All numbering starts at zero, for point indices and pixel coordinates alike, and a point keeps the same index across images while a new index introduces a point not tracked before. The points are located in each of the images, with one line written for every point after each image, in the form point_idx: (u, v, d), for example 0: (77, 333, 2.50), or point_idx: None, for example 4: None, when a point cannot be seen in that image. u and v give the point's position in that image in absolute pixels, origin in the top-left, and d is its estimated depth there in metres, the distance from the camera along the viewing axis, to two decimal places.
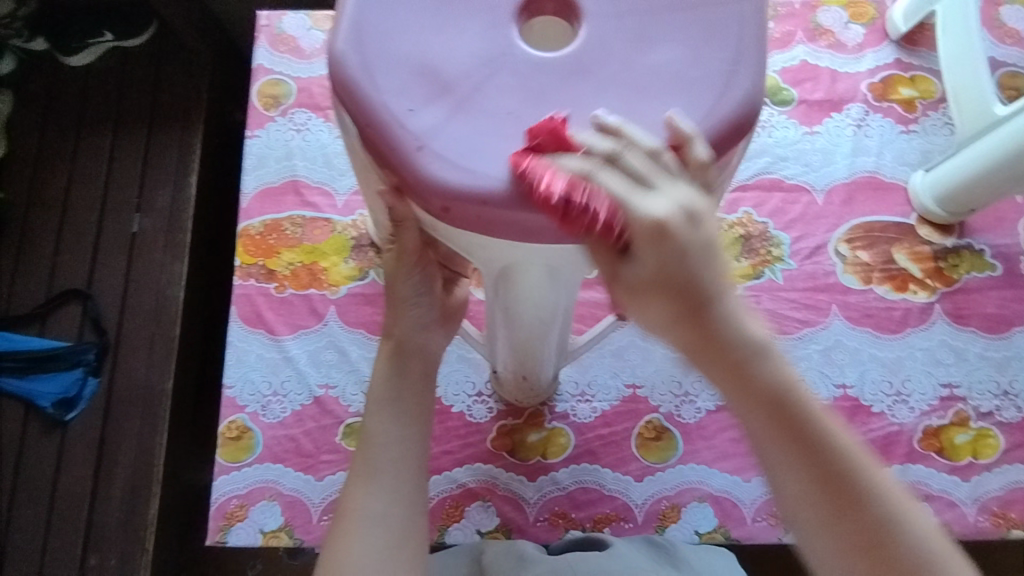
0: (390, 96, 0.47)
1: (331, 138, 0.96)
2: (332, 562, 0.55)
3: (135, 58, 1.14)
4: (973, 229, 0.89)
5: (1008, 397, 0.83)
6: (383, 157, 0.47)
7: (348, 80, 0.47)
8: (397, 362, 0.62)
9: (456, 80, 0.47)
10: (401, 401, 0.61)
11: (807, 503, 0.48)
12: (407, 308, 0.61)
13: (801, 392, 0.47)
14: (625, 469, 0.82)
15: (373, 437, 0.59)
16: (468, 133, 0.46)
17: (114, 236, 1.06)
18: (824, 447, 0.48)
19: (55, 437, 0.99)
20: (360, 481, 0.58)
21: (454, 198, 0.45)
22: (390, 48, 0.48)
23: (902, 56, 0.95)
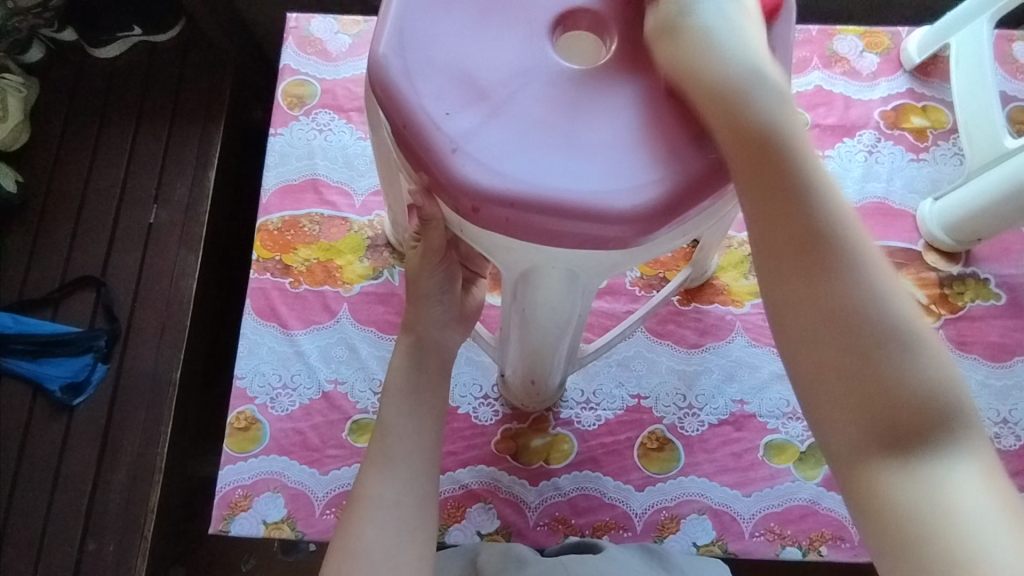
0: (428, 99, 0.49)
1: (352, 140, 0.98)
2: (343, 548, 0.56)
3: (163, 53, 1.16)
4: (979, 258, 0.90)
5: (1008, 425, 0.84)
6: (417, 157, 0.48)
7: (388, 82, 0.49)
8: (415, 357, 0.63)
9: (493, 88, 0.49)
10: (416, 394, 0.62)
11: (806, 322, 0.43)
12: (429, 305, 0.63)
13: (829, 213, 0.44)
14: (627, 478, 0.83)
15: (387, 427, 0.61)
16: (502, 139, 0.48)
17: (131, 226, 1.08)
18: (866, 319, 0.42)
19: (62, 420, 1.00)
20: (372, 470, 0.59)
21: (485, 200, 0.47)
22: (429, 55, 0.50)
23: (915, 86, 0.97)
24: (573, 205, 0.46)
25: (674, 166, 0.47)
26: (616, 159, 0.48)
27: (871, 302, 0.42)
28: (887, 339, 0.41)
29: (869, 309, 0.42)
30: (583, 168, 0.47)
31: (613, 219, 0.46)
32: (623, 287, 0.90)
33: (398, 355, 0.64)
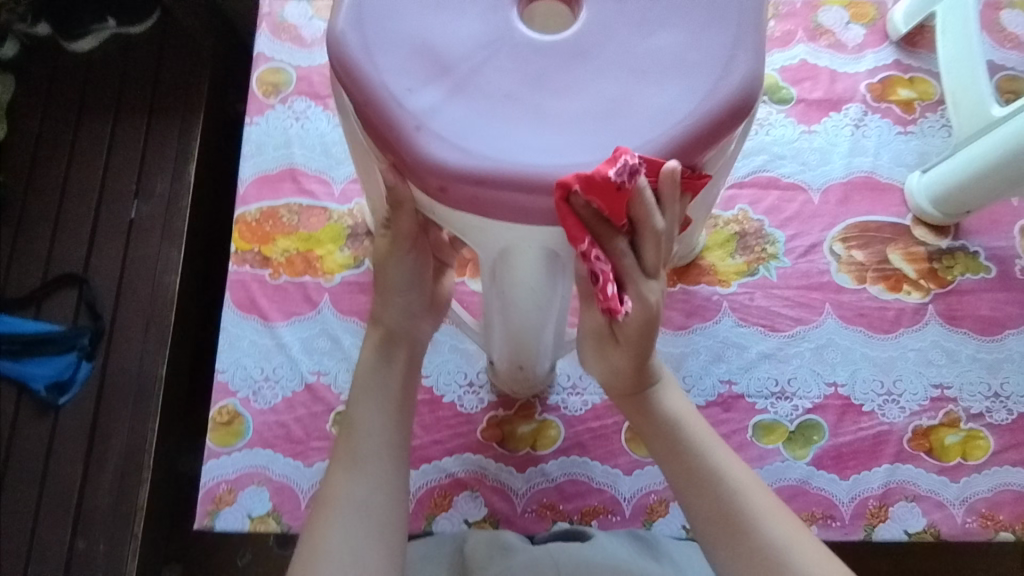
0: (389, 75, 0.47)
1: (330, 127, 0.97)
2: (310, 550, 0.55)
3: (138, 45, 1.14)
4: (968, 231, 0.89)
5: (1000, 399, 0.83)
6: (382, 136, 0.47)
7: (348, 61, 0.48)
8: (386, 350, 0.63)
9: (456, 63, 0.48)
10: (388, 391, 0.62)
11: (711, 531, 0.57)
12: (397, 297, 0.62)
13: (688, 424, 0.61)
14: (614, 462, 0.82)
15: (357, 425, 0.60)
16: (468, 115, 0.46)
17: (112, 222, 1.07)
18: (740, 510, 0.57)
19: (48, 420, 0.99)
20: (342, 469, 0.58)
21: (453, 178, 0.46)
22: (388, 29, 0.48)
23: (901, 57, 0.96)
24: (544, 181, 0.45)
25: (651, 133, 0.46)
26: (585, 130, 0.46)
27: (741, 494, 0.57)
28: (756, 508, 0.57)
29: (737, 503, 0.57)
30: (553, 143, 0.46)
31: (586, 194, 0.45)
32: None
33: (368, 347, 0.64)
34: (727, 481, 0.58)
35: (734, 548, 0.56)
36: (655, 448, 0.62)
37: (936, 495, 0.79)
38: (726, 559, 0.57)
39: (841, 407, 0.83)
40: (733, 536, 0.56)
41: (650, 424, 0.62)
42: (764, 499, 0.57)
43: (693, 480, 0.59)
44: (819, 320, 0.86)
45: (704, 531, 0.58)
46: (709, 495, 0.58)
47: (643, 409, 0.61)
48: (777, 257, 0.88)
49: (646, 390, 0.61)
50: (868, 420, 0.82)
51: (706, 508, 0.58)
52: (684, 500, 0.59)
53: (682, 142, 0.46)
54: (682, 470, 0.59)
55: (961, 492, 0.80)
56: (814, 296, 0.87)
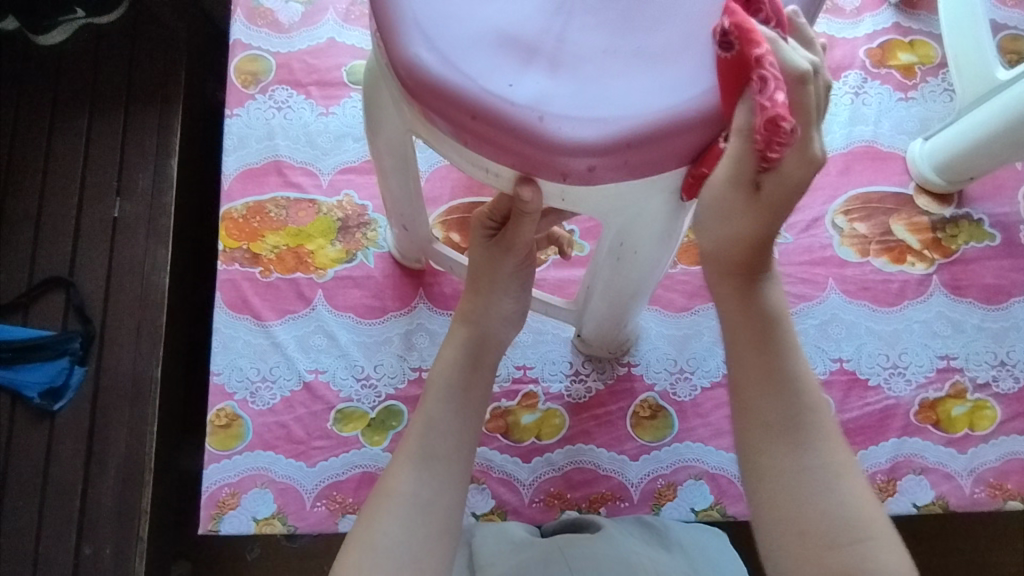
0: (484, 78, 0.46)
1: (314, 116, 0.93)
2: (362, 541, 0.55)
3: (109, 35, 1.09)
4: (972, 199, 0.87)
5: (1006, 367, 0.82)
6: (505, 147, 0.45)
7: (430, 79, 0.46)
8: (472, 352, 0.64)
9: (540, 39, 0.47)
10: (461, 395, 0.62)
11: (767, 437, 0.55)
12: (501, 301, 0.65)
13: (783, 327, 0.56)
14: (621, 448, 0.82)
15: (430, 423, 0.60)
16: (580, 87, 0.46)
17: (96, 222, 1.03)
18: (794, 426, 0.54)
19: (44, 427, 0.97)
20: (407, 463, 0.58)
21: (599, 154, 0.45)
22: (457, 33, 0.47)
23: (900, 20, 0.93)
24: (687, 120, 0.45)
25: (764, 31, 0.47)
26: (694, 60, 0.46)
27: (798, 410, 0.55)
28: (814, 432, 0.54)
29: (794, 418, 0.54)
30: (675, 79, 0.46)
31: (729, 112, 0.46)
32: None
33: (452, 347, 0.64)
34: (800, 392, 0.55)
35: (775, 454, 0.54)
36: (736, 335, 0.57)
37: (944, 467, 0.79)
38: (766, 461, 0.54)
39: (847, 383, 0.82)
40: (790, 441, 0.54)
41: (743, 309, 0.56)
42: (828, 421, 0.55)
43: (767, 375, 0.55)
44: (823, 295, 0.85)
45: (755, 428, 0.55)
46: (777, 397, 0.55)
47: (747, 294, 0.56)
48: (778, 233, 0.86)
49: (755, 279, 0.56)
50: (875, 394, 0.81)
51: (768, 405, 0.55)
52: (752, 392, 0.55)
53: (788, 29, 0.47)
54: (750, 354, 0.56)
55: (968, 462, 0.79)
56: (817, 271, 0.85)
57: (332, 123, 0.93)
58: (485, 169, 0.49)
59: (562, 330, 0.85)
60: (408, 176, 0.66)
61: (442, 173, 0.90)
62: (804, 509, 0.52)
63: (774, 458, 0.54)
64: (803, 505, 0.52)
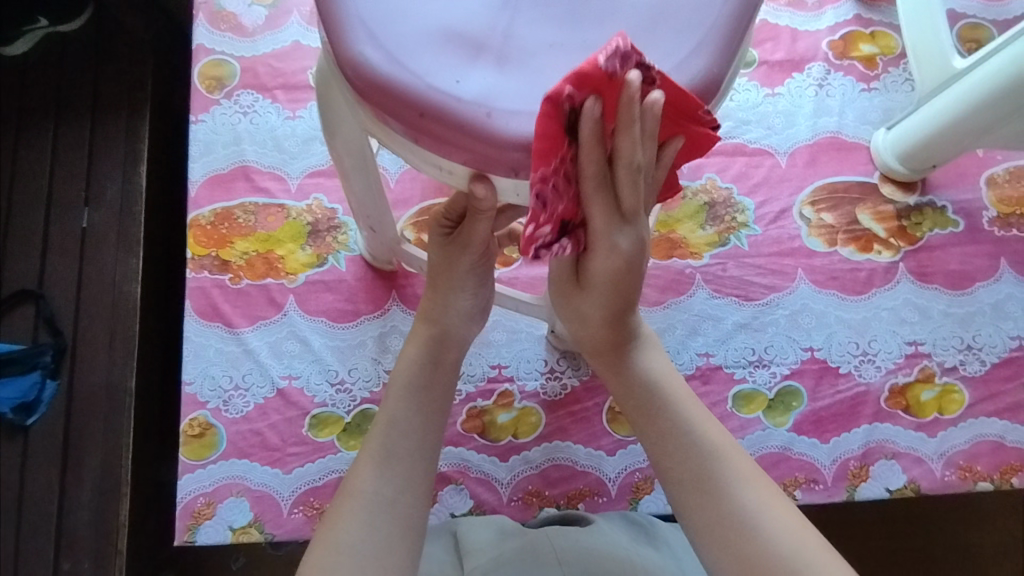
0: (431, 76, 0.45)
1: (281, 120, 0.93)
2: (329, 541, 0.54)
3: (72, 43, 1.07)
4: (935, 186, 0.89)
5: (972, 351, 0.83)
6: (455, 144, 0.45)
7: (378, 78, 0.46)
8: (434, 352, 0.64)
9: (487, 35, 0.46)
10: (426, 393, 0.62)
11: (684, 488, 0.56)
12: (458, 297, 0.66)
13: (672, 382, 0.62)
14: (597, 444, 0.82)
15: (395, 422, 0.60)
16: (527, 83, 0.46)
17: (64, 233, 1.02)
18: (706, 471, 0.55)
19: (17, 443, 0.95)
20: (370, 463, 0.58)
21: (549, 149, 0.45)
22: (403, 31, 0.46)
23: (861, 12, 0.94)
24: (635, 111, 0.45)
25: (709, 22, 0.47)
26: (641, 52, 0.47)
27: (707, 453, 0.56)
28: (728, 472, 0.55)
29: (704, 462, 0.56)
30: None
31: (676, 103, 0.46)
32: None
33: (415, 347, 0.65)
34: (702, 437, 0.57)
35: (701, 505, 0.54)
36: (627, 406, 0.62)
37: (915, 451, 0.80)
38: (692, 511, 0.55)
39: (819, 371, 0.83)
40: (702, 488, 0.55)
41: (624, 384, 0.63)
42: (735, 460, 0.56)
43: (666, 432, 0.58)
44: (792, 286, 0.85)
45: (673, 484, 0.57)
46: (682, 445, 0.57)
47: (620, 367, 0.63)
48: (747, 225, 0.87)
49: (626, 350, 0.63)
50: (845, 381, 0.82)
51: (675, 457, 0.57)
52: (654, 452, 0.58)
53: (733, 18, 0.47)
54: (642, 416, 0.60)
55: (939, 446, 0.81)
56: (787, 262, 0.86)
57: (299, 127, 0.93)
58: (439, 167, 0.49)
59: (535, 328, 0.86)
60: (368, 176, 0.65)
61: (411, 174, 0.90)
62: (728, 547, 0.52)
63: (698, 509, 0.55)
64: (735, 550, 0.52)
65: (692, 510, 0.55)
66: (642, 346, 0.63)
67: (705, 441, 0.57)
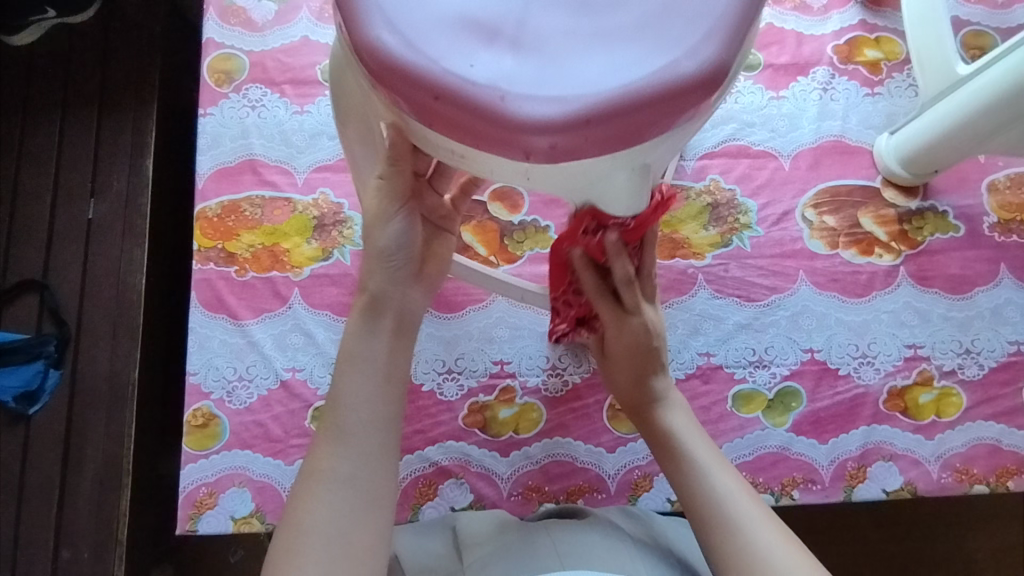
0: (446, 60, 0.46)
1: (289, 115, 0.93)
2: (295, 523, 0.55)
3: (81, 35, 1.08)
4: (937, 191, 0.89)
5: (971, 355, 0.84)
6: (468, 127, 0.46)
7: (393, 62, 0.47)
8: (376, 317, 0.63)
9: (500, 21, 0.47)
10: (374, 364, 0.61)
11: (704, 527, 0.60)
12: (386, 261, 0.63)
13: (694, 435, 0.67)
14: (598, 441, 0.83)
15: (345, 397, 0.59)
16: (539, 67, 0.46)
17: (69, 223, 1.02)
18: (723, 510, 0.60)
19: (19, 431, 0.96)
20: (327, 441, 0.58)
21: (560, 132, 0.45)
22: (418, 16, 0.47)
23: (867, 17, 0.95)
24: (646, 96, 0.46)
25: (718, 10, 0.48)
26: (651, 38, 0.47)
27: (724, 494, 0.61)
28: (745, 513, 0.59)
29: (721, 503, 0.60)
30: (633, 58, 0.47)
31: (686, 87, 0.46)
32: None
33: (354, 314, 0.63)
34: (720, 481, 0.62)
35: (719, 541, 0.58)
36: (656, 457, 0.68)
37: (912, 453, 0.81)
38: (712, 549, 0.59)
39: (819, 373, 0.84)
40: (723, 525, 0.59)
41: (652, 436, 0.69)
42: (750, 504, 0.60)
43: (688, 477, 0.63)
44: (794, 287, 0.86)
45: (695, 525, 0.61)
46: (701, 486, 0.62)
47: (647, 422, 0.70)
48: (750, 226, 0.88)
49: (654, 406, 0.70)
50: (844, 383, 0.83)
51: (696, 499, 0.61)
52: (678, 495, 0.63)
53: (741, 7, 0.48)
54: (667, 464, 0.66)
55: (936, 448, 0.81)
56: (788, 264, 0.87)
57: (307, 122, 0.93)
58: (451, 151, 0.49)
59: (538, 325, 0.86)
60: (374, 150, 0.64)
61: None
62: None
63: (717, 546, 0.59)
64: None
65: (712, 546, 0.59)
66: (669, 401, 0.70)
67: (723, 485, 0.62)
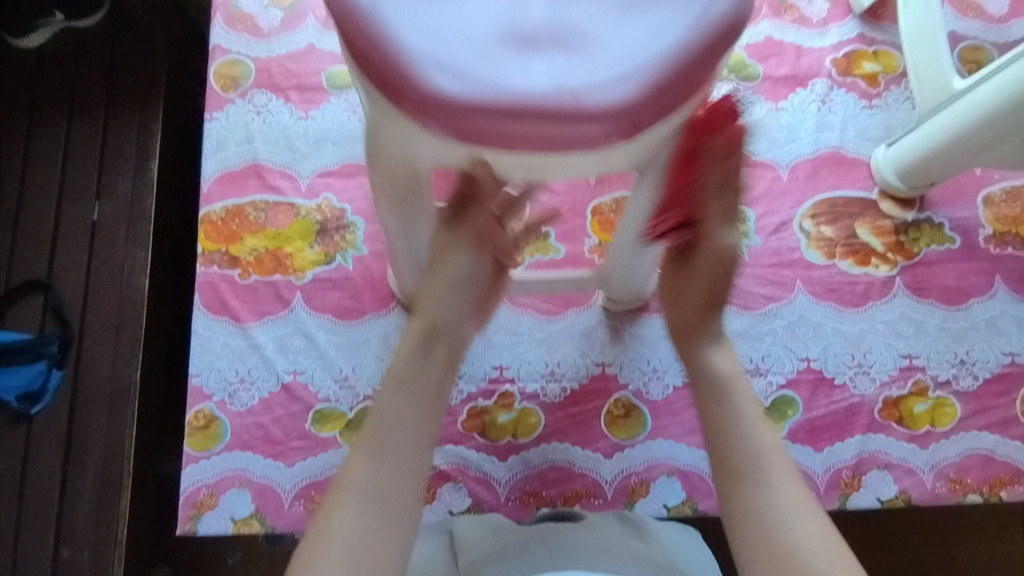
0: (507, 80, 0.49)
1: (293, 120, 0.94)
2: (319, 534, 0.56)
3: (88, 39, 1.09)
4: (933, 203, 0.90)
5: (965, 366, 0.85)
6: (549, 136, 0.49)
7: (462, 100, 0.49)
8: (425, 344, 0.65)
9: (535, 29, 0.51)
10: (417, 387, 0.63)
11: (730, 476, 0.60)
12: (447, 287, 0.67)
13: (738, 381, 0.65)
14: (595, 446, 0.83)
15: (388, 413, 0.61)
16: (591, 58, 0.50)
17: (74, 225, 1.03)
18: (754, 465, 0.60)
19: (21, 430, 0.97)
20: (363, 454, 0.59)
21: (637, 106, 0.49)
22: (460, 49, 0.50)
23: (865, 30, 0.96)
24: (693, 48, 0.50)
25: None
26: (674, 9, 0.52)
27: (759, 450, 0.60)
28: (774, 475, 0.59)
29: (755, 458, 0.60)
30: (664, 24, 0.51)
31: (722, 32, 0.51)
32: (581, 256, 0.90)
33: (408, 337, 0.66)
34: (757, 435, 0.61)
35: (743, 492, 0.59)
36: (694, 392, 0.66)
37: (906, 462, 0.82)
38: (731, 498, 0.59)
39: (814, 382, 0.84)
40: (752, 480, 0.59)
41: (695, 370, 0.67)
42: (783, 465, 0.60)
43: (725, 423, 0.62)
44: (791, 296, 0.87)
45: (720, 472, 0.61)
46: (738, 437, 0.61)
47: (692, 355, 0.68)
48: (748, 236, 0.89)
49: (704, 341, 0.68)
50: (840, 392, 0.84)
51: (727, 447, 0.61)
52: (710, 437, 0.63)
53: None
54: (707, 403, 0.64)
55: (930, 458, 0.82)
56: (785, 273, 0.88)
57: (311, 127, 0.95)
58: (524, 165, 0.52)
59: (537, 331, 0.87)
60: (419, 208, 0.67)
61: None
62: (758, 535, 0.57)
63: (739, 497, 0.59)
64: (768, 541, 0.56)
65: (734, 497, 0.59)
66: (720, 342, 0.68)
67: (759, 440, 0.61)
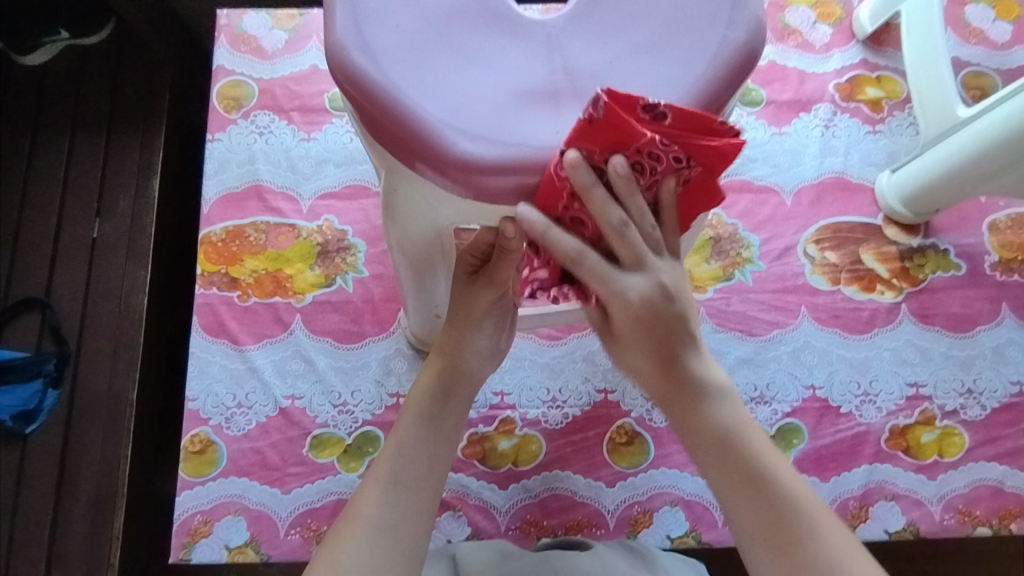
0: (535, 138, 0.50)
1: (296, 141, 0.94)
2: (325, 561, 0.55)
3: (92, 57, 1.09)
4: (938, 229, 0.90)
5: (973, 395, 0.84)
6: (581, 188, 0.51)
7: (495, 164, 0.50)
8: (446, 383, 0.65)
9: (554, 81, 0.52)
10: (433, 423, 0.63)
11: (758, 546, 0.55)
12: (476, 336, 0.67)
13: (745, 433, 0.58)
14: (597, 475, 0.82)
15: (403, 447, 0.61)
16: None
17: (73, 243, 1.03)
18: (790, 526, 0.55)
19: (16, 450, 0.95)
20: (375, 486, 0.58)
21: None
22: (483, 112, 0.51)
23: (868, 56, 0.96)
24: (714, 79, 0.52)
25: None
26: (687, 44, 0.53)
27: (790, 506, 0.55)
28: (813, 530, 0.54)
29: (787, 519, 0.55)
30: (680, 58, 0.52)
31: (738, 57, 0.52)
32: None
33: (428, 375, 0.66)
34: (783, 490, 0.56)
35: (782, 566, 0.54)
36: (701, 458, 0.59)
37: (914, 493, 0.80)
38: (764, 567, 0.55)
39: (820, 410, 0.83)
40: (789, 543, 0.54)
41: (696, 437, 0.59)
42: (820, 515, 0.55)
43: (745, 485, 0.56)
44: (795, 322, 0.86)
45: (752, 543, 0.56)
46: (760, 502, 0.56)
47: (687, 417, 0.59)
48: (752, 261, 0.88)
49: (697, 398, 0.59)
50: (846, 421, 0.83)
51: (756, 520, 0.55)
52: (730, 508, 0.57)
53: None
54: (717, 469, 0.58)
55: (938, 489, 0.81)
56: (790, 299, 0.87)
57: (313, 148, 0.94)
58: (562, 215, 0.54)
59: (539, 356, 0.86)
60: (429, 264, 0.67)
61: None
62: None
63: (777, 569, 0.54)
64: None
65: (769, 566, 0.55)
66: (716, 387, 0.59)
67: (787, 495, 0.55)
